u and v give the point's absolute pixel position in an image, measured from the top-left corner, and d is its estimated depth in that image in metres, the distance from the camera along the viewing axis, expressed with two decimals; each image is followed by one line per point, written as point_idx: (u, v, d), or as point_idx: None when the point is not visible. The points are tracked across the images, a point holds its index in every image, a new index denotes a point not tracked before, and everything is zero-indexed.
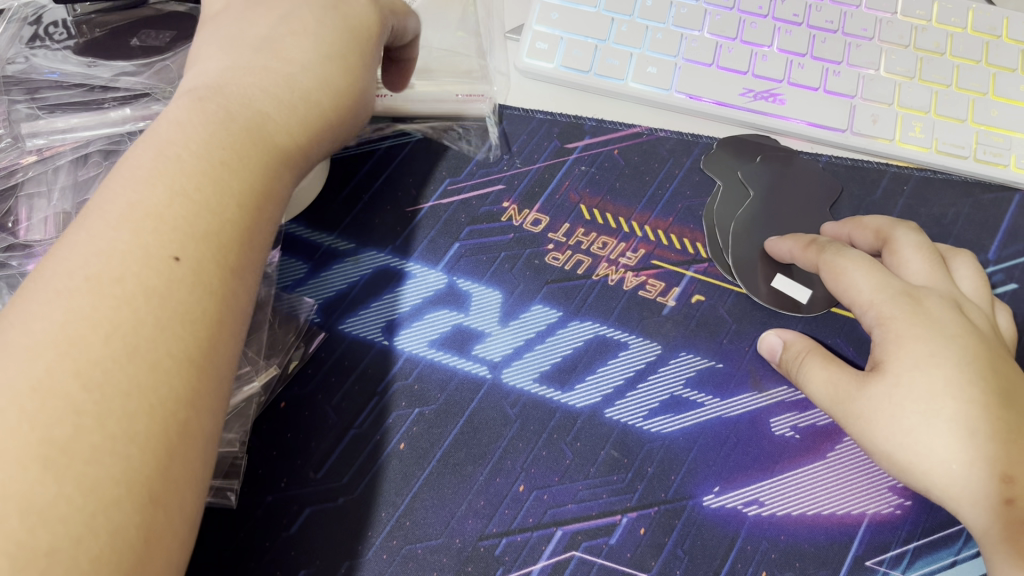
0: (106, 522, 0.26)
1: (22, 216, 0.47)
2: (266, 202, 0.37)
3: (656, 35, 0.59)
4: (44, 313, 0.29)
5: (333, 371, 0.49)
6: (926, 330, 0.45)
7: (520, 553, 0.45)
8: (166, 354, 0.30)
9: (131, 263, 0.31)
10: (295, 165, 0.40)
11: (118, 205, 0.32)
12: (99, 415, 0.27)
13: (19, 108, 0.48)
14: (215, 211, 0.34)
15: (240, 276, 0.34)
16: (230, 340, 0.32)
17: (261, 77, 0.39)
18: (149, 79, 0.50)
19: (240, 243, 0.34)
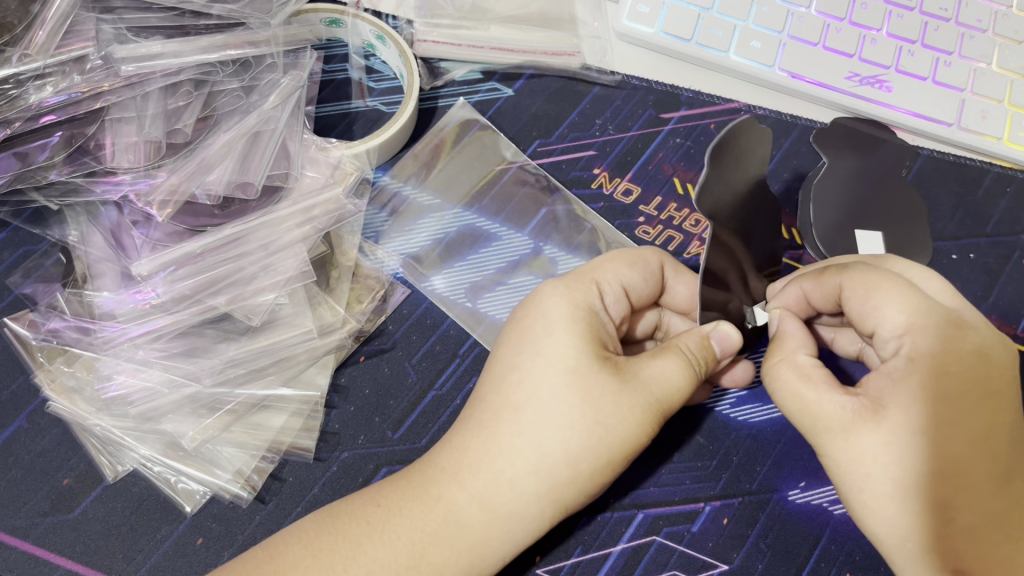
0: (347, 563, 0.35)
1: (106, 142, 0.44)
2: (451, 529, 0.36)
3: (762, 8, 0.56)
4: (335, 532, 0.36)
5: (416, 330, 0.48)
6: (859, 304, 0.37)
7: (599, 533, 0.44)
8: (333, 558, 0.36)
9: (379, 526, 0.36)
10: (503, 453, 0.36)
11: (387, 512, 0.37)
12: (286, 560, 0.36)
13: (106, 29, 0.44)
14: (463, 487, 0.37)
15: (443, 534, 0.36)
16: (431, 567, 0.36)
17: (498, 392, 0.38)
18: (244, 7, 0.47)
19: (426, 520, 0.36)
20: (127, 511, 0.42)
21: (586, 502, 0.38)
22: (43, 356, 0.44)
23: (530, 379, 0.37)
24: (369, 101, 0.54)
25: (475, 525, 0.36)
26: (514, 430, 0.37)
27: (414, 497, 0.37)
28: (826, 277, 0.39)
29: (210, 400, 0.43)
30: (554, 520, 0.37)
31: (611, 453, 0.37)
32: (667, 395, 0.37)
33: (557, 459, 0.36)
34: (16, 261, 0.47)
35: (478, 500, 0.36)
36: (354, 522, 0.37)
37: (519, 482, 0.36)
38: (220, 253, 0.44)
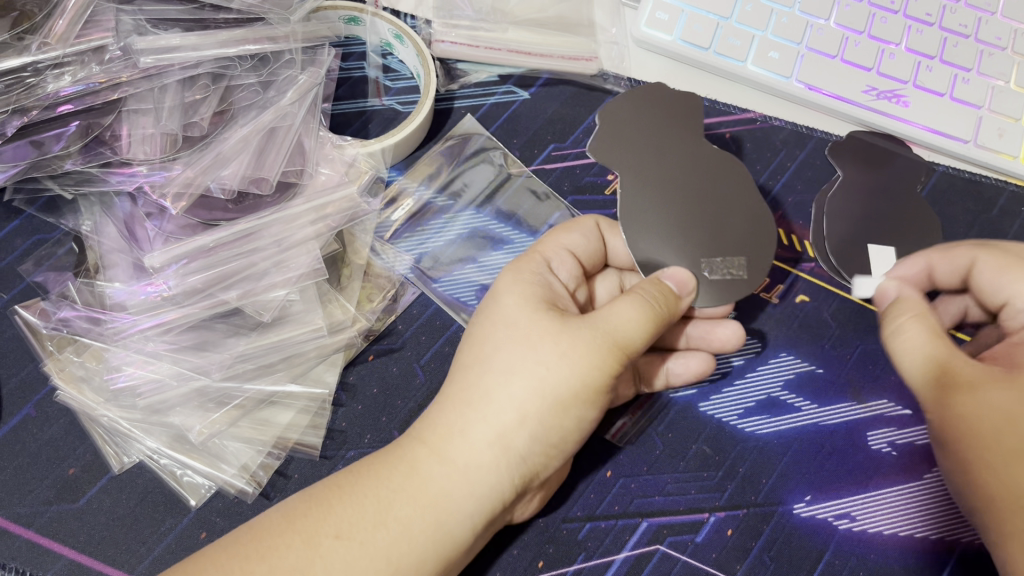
0: (319, 521, 0.38)
1: (122, 133, 0.44)
2: (415, 483, 0.39)
3: (782, 19, 0.56)
4: (311, 499, 0.39)
5: (425, 330, 0.48)
6: (992, 278, 0.42)
7: (603, 540, 0.44)
8: (306, 518, 0.38)
9: (349, 490, 0.39)
10: (461, 412, 0.40)
11: (360, 478, 0.40)
12: (265, 523, 0.38)
13: (126, 20, 0.44)
14: (429, 446, 0.40)
15: (408, 490, 0.38)
16: (398, 519, 0.38)
17: (462, 365, 0.42)
18: (265, 3, 0.47)
19: (391, 478, 0.39)
20: (132, 502, 0.42)
21: (554, 453, 0.40)
22: (53, 345, 0.44)
23: (483, 341, 0.42)
24: (385, 100, 0.54)
25: (437, 478, 0.39)
26: (469, 384, 0.41)
27: (384, 463, 0.40)
28: (955, 253, 0.45)
29: (219, 394, 0.43)
30: (516, 471, 0.39)
31: (559, 396, 0.39)
32: (620, 331, 0.39)
33: (507, 405, 0.39)
34: (30, 248, 0.47)
35: (436, 452, 0.39)
36: (329, 490, 0.39)
37: (472, 430, 0.39)
38: (232, 246, 0.44)
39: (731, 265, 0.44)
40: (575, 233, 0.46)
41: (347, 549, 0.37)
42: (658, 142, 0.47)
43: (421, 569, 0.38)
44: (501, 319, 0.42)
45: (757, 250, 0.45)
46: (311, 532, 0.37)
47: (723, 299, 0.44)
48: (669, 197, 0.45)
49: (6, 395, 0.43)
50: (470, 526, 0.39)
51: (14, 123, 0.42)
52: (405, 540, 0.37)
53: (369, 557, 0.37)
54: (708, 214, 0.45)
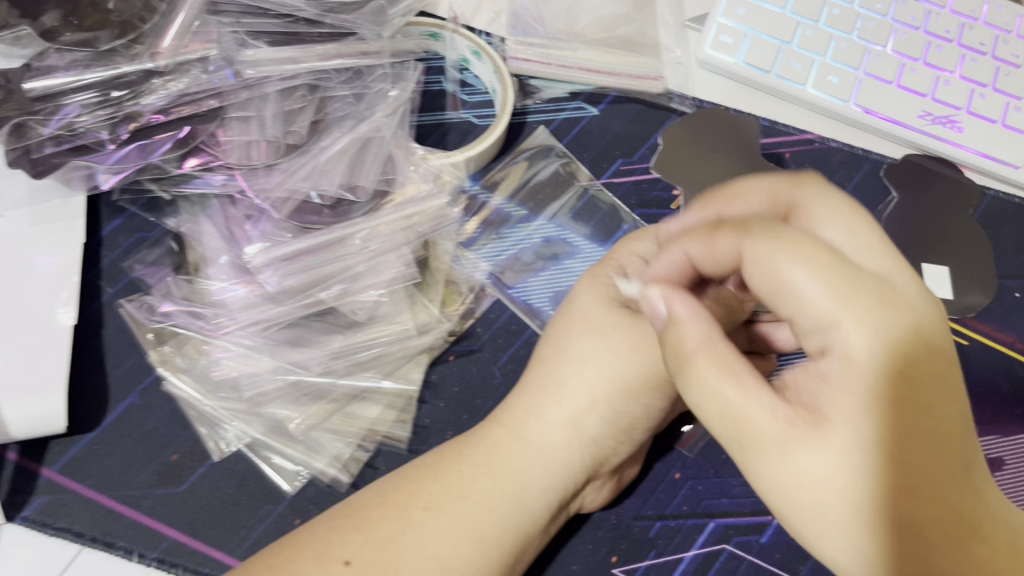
0: (405, 494, 0.39)
1: (222, 139, 0.47)
2: (497, 459, 0.40)
3: (841, 45, 0.59)
4: (396, 475, 0.40)
5: (502, 333, 0.50)
6: (765, 279, 0.33)
7: (673, 538, 0.46)
8: (392, 493, 0.39)
9: (431, 467, 0.40)
10: (540, 396, 0.42)
11: (441, 455, 0.41)
12: (354, 500, 0.39)
13: (228, 35, 0.46)
14: (509, 427, 0.41)
15: (491, 468, 0.40)
16: (483, 494, 0.39)
17: (537, 355, 0.44)
18: (358, 19, 0.49)
19: (471, 456, 0.40)
20: (231, 489, 0.44)
21: (623, 440, 0.42)
22: (155, 337, 0.46)
23: (556, 335, 0.44)
24: (462, 113, 0.57)
25: (516, 457, 0.40)
26: (544, 371, 0.43)
27: (463, 444, 0.41)
28: (716, 239, 0.34)
29: (314, 390, 0.45)
30: (587, 453, 0.41)
31: (628, 378, 0.41)
32: None
33: (579, 389, 0.41)
34: (131, 245, 0.49)
35: (514, 432, 0.41)
36: (414, 468, 0.40)
37: (549, 410, 0.41)
38: (327, 249, 0.47)
39: None
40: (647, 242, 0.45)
41: (436, 519, 0.38)
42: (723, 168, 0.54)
43: (501, 541, 0.39)
44: (575, 313, 0.43)
45: None
46: (400, 505, 0.38)
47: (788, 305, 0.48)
48: None
49: (112, 382, 0.46)
50: (548, 503, 0.40)
51: (125, 127, 0.45)
52: (492, 514, 0.39)
53: (457, 529, 0.38)
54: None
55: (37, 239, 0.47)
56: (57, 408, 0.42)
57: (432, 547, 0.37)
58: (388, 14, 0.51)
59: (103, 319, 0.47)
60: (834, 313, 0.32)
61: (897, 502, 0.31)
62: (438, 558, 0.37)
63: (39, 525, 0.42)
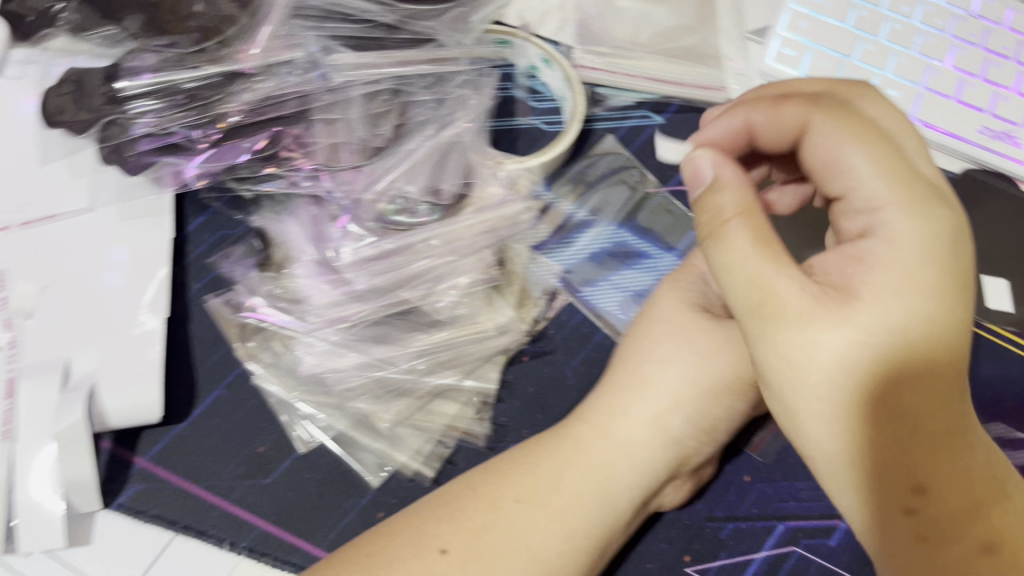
0: (496, 486, 0.40)
1: (310, 141, 0.48)
2: (583, 454, 0.41)
3: (902, 61, 0.61)
4: (483, 469, 0.41)
5: (575, 336, 0.51)
6: (823, 153, 0.35)
7: (744, 540, 0.47)
8: (483, 486, 0.40)
9: (518, 461, 0.41)
10: (622, 396, 0.43)
11: (526, 450, 0.42)
12: (444, 493, 0.40)
13: (315, 42, 0.49)
14: (594, 424, 0.42)
15: (579, 463, 0.41)
16: (572, 488, 0.40)
17: (618, 357, 0.45)
18: (437, 26, 0.52)
19: (558, 452, 0.41)
20: (316, 481, 0.45)
21: (704, 441, 0.43)
22: (240, 333, 0.48)
23: (639, 338, 0.45)
24: (532, 119, 0.58)
25: (602, 453, 0.41)
26: (627, 372, 0.44)
27: (548, 440, 0.42)
28: (782, 107, 0.37)
29: (397, 387, 0.47)
30: (671, 454, 0.42)
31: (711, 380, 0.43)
32: None
33: (663, 388, 0.43)
34: (215, 242, 0.51)
35: (600, 429, 0.42)
36: (500, 462, 0.41)
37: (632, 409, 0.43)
38: (411, 250, 0.48)
39: None
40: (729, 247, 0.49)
41: (527, 510, 0.39)
42: None
43: (588, 534, 0.39)
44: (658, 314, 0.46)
45: None
46: (492, 497, 0.39)
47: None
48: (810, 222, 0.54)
49: (200, 375, 0.47)
50: (633, 499, 0.41)
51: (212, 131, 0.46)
52: (580, 507, 0.40)
53: (549, 521, 0.39)
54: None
55: (125, 235, 0.48)
56: (152, 400, 0.44)
57: (524, 538, 0.38)
58: (467, 21, 0.53)
59: (191, 313, 0.48)
60: (876, 197, 0.34)
61: (899, 393, 0.32)
62: (530, 549, 0.38)
63: (134, 512, 0.44)
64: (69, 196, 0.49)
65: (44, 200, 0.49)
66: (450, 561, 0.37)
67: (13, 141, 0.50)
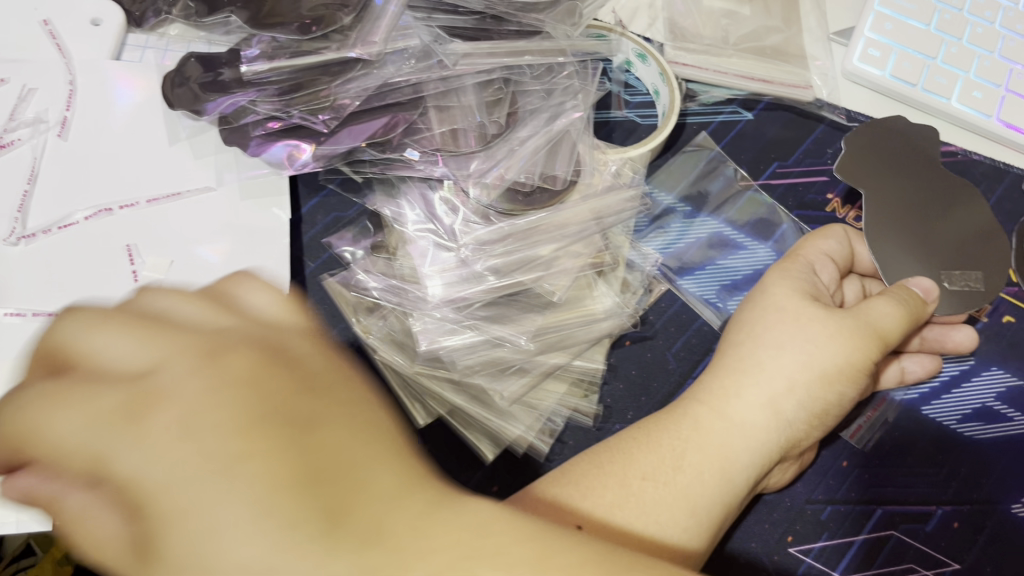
0: (621, 468, 0.41)
1: (428, 126, 0.50)
2: (704, 435, 0.42)
3: (984, 63, 0.61)
4: (607, 451, 0.42)
5: (674, 323, 0.52)
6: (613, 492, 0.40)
7: (844, 522, 0.48)
8: (607, 468, 0.41)
9: (641, 445, 0.42)
10: (739, 376, 0.44)
11: (646, 433, 0.43)
12: (567, 471, 0.41)
13: (430, 30, 0.50)
14: (712, 405, 0.43)
15: (698, 447, 0.42)
16: (695, 469, 0.41)
17: (734, 343, 0.46)
18: (546, 19, 0.53)
19: (679, 435, 0.42)
20: (433, 455, 0.46)
21: (813, 425, 0.45)
22: (356, 311, 0.49)
23: (751, 327, 0.46)
24: (626, 112, 0.60)
25: (720, 436, 0.42)
26: (740, 357, 0.45)
27: (668, 425, 0.43)
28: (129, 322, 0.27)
29: (512, 366, 0.48)
30: (785, 436, 0.43)
31: (824, 366, 0.44)
32: (884, 324, 0.45)
33: (778, 375, 0.43)
34: (329, 223, 0.53)
35: (720, 412, 0.43)
36: (622, 445, 0.42)
37: (748, 392, 0.43)
38: (521, 234, 0.49)
39: (969, 279, 0.52)
40: (831, 242, 0.51)
41: (654, 489, 0.40)
42: (897, 171, 0.55)
43: (712, 510, 0.41)
44: (770, 308, 0.46)
45: (985, 270, 0.53)
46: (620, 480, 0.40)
47: (961, 304, 0.51)
48: (910, 222, 0.53)
49: None
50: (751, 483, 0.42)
51: (324, 118, 0.48)
52: (703, 493, 0.40)
53: (676, 500, 0.40)
54: (947, 231, 0.53)
55: (247, 214, 0.50)
56: None
57: (653, 515, 0.39)
58: (578, 14, 0.55)
59: (308, 293, 0.50)
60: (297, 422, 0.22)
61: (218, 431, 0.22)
62: (658, 527, 0.39)
63: None
64: (188, 175, 0.51)
65: (166, 179, 0.50)
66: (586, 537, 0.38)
67: (134, 120, 0.52)
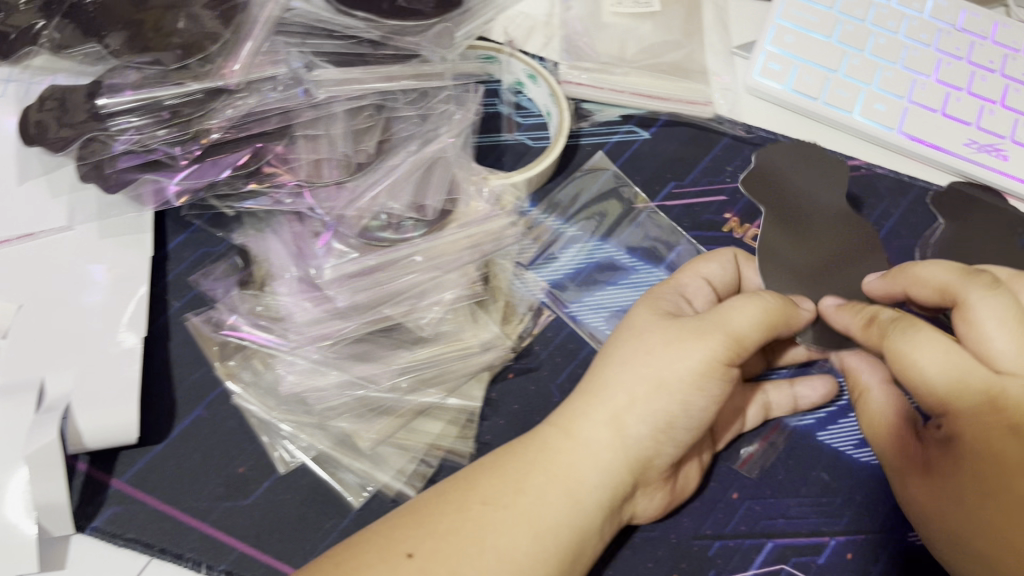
0: (463, 495, 0.39)
1: (287, 154, 0.48)
2: (552, 459, 0.40)
3: (887, 75, 0.60)
4: (452, 483, 0.41)
5: (560, 352, 0.50)
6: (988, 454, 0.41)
7: (732, 557, 0.46)
8: (449, 497, 0.40)
9: (488, 472, 0.41)
10: (594, 400, 0.42)
11: (496, 460, 0.41)
12: (412, 505, 0.40)
13: (295, 54, 0.47)
14: (566, 429, 0.42)
15: (542, 467, 0.40)
16: (540, 493, 0.39)
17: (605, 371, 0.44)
18: (422, 41, 0.50)
19: (527, 459, 0.41)
20: (296, 503, 0.44)
21: (664, 440, 0.42)
22: (220, 350, 0.48)
23: (610, 351, 0.44)
24: (517, 135, 0.58)
25: (568, 458, 0.40)
26: (596, 379, 0.43)
27: (516, 451, 0.42)
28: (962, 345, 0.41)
29: (379, 405, 0.46)
30: (631, 455, 0.41)
31: (668, 375, 0.41)
32: (741, 327, 0.41)
33: (623, 390, 0.42)
34: (197, 260, 0.51)
35: (565, 431, 0.41)
36: (469, 475, 0.41)
37: (593, 411, 0.42)
38: (388, 265, 0.48)
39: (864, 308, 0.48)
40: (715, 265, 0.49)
41: (495, 513, 0.38)
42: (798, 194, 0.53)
43: (558, 534, 0.39)
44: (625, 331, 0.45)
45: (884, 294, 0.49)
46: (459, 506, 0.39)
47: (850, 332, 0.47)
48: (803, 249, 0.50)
49: (180, 394, 0.46)
50: (606, 502, 0.40)
51: (194, 147, 0.45)
52: (547, 515, 0.39)
53: (519, 525, 0.38)
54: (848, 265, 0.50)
55: (105, 252, 0.48)
56: (128, 420, 0.43)
57: (491, 540, 0.38)
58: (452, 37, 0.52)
59: (170, 332, 0.48)
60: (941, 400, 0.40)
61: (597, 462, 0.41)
62: (497, 550, 0.37)
63: (108, 536, 0.42)
64: (49, 212, 0.49)
65: (24, 221, 0.49)
66: (417, 564, 0.37)
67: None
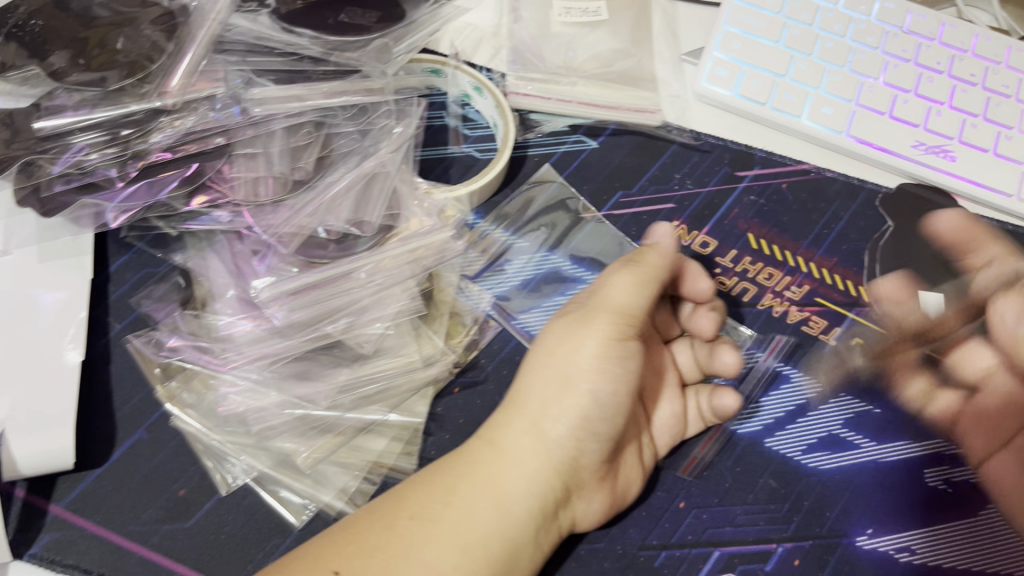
0: (390, 508, 0.40)
1: (224, 172, 0.47)
2: (478, 473, 0.42)
3: (835, 78, 0.58)
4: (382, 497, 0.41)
5: (506, 364, 0.50)
6: None
7: (679, 567, 0.46)
8: (377, 510, 0.40)
9: (415, 483, 0.41)
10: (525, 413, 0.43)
11: (425, 473, 0.42)
12: (343, 522, 0.40)
13: (234, 72, 0.46)
14: (495, 443, 0.43)
15: (468, 480, 0.41)
16: (466, 507, 0.40)
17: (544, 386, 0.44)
18: (363, 57, 0.49)
19: (454, 471, 0.42)
20: (238, 524, 0.43)
21: (584, 439, 0.43)
22: (161, 372, 0.47)
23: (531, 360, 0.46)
24: (464, 147, 0.58)
25: (492, 470, 0.42)
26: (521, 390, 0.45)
27: (444, 463, 0.43)
28: None
29: (320, 424, 0.46)
30: (555, 461, 0.43)
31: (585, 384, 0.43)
32: (620, 300, 0.45)
33: (542, 403, 0.43)
34: (138, 281, 0.51)
35: (492, 443, 0.43)
36: (398, 488, 0.41)
37: (513, 420, 0.44)
38: (326, 284, 0.48)
39: None
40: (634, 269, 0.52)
41: (422, 527, 0.39)
42: None
43: (487, 547, 0.40)
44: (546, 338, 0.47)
45: None
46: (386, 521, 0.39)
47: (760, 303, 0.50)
48: None
49: (120, 418, 0.46)
50: (531, 516, 0.42)
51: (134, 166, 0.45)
52: (472, 529, 0.40)
53: (445, 539, 0.39)
54: None
55: (46, 277, 0.48)
56: (65, 445, 0.43)
57: (417, 552, 0.38)
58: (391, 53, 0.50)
59: (111, 355, 0.48)
60: None
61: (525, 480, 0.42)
62: (425, 564, 0.38)
63: (47, 562, 0.42)
64: None
65: None
66: None
67: None
